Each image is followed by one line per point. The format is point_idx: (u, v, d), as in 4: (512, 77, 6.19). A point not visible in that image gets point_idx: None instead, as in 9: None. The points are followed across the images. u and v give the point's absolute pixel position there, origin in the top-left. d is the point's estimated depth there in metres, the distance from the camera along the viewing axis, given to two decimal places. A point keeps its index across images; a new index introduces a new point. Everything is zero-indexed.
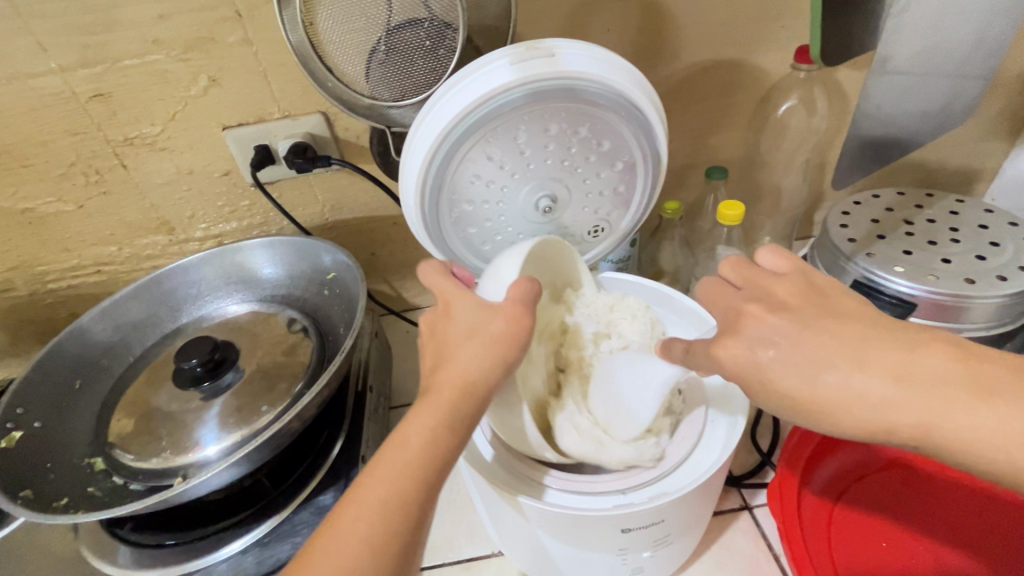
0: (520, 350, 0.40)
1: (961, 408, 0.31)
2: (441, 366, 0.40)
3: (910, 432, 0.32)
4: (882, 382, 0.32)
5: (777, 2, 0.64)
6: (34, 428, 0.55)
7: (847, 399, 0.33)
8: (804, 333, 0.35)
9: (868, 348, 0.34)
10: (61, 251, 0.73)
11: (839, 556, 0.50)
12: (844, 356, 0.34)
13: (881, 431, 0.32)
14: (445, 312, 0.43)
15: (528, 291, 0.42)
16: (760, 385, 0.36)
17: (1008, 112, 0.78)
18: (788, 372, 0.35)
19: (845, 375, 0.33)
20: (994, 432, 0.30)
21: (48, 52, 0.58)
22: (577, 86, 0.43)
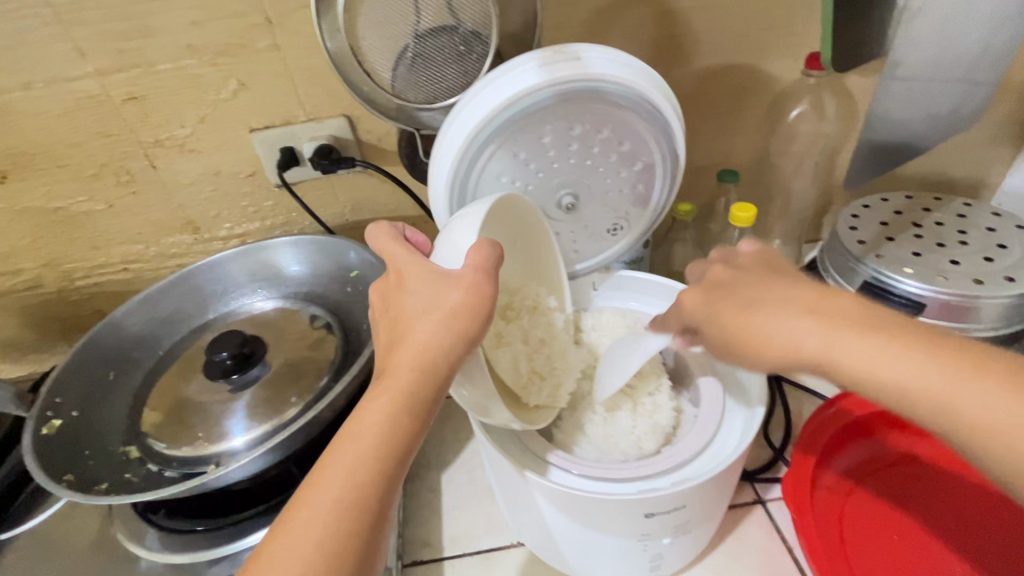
0: (481, 322, 0.38)
1: (856, 345, 0.34)
2: (398, 346, 0.39)
3: (814, 361, 0.36)
4: (799, 320, 0.37)
5: (789, 10, 0.65)
6: (71, 417, 0.57)
7: (765, 331, 0.39)
8: (748, 284, 0.42)
9: (795, 296, 0.39)
10: (90, 249, 0.75)
11: (851, 550, 0.51)
12: (770, 303, 0.39)
13: (789, 360, 0.37)
14: (399, 283, 0.41)
15: (489, 255, 0.39)
16: (710, 321, 0.43)
17: (1014, 117, 0.79)
18: (734, 310, 0.41)
19: (760, 314, 0.39)
20: (888, 367, 0.33)
21: (86, 57, 0.61)
22: (601, 87, 0.46)
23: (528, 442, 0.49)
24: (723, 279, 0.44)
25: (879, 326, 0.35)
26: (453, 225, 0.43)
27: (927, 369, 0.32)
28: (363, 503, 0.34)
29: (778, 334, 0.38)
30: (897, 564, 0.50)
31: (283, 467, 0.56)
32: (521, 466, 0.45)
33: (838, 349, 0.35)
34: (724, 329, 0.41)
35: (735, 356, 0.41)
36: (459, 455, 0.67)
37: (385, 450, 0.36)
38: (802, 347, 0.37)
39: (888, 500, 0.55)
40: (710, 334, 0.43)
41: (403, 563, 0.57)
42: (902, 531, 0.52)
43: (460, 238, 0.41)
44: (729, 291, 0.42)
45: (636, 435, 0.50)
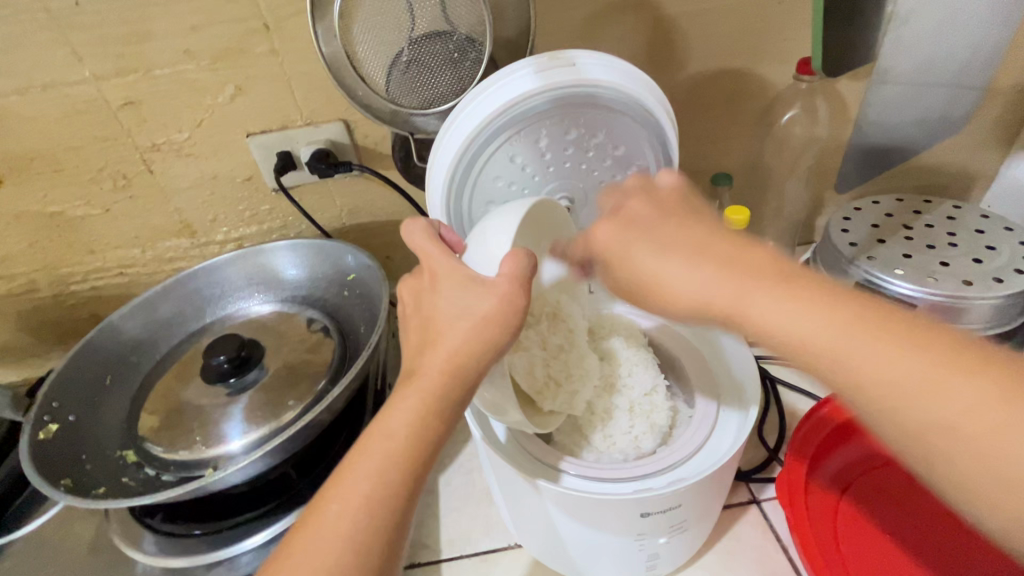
0: (512, 331, 0.38)
1: (770, 300, 0.33)
2: (429, 349, 0.39)
3: (722, 313, 0.34)
4: (708, 269, 0.35)
5: (780, 15, 0.66)
6: (68, 421, 0.57)
7: (667, 280, 0.36)
8: (662, 226, 0.39)
9: (712, 245, 0.36)
10: (87, 253, 0.75)
11: (846, 548, 0.52)
12: (683, 248, 0.37)
13: (698, 307, 0.35)
14: (432, 285, 0.41)
15: (524, 264, 0.39)
16: (614, 261, 0.40)
17: (1002, 121, 0.81)
18: (642, 250, 0.38)
19: (669, 260, 0.36)
20: (805, 326, 0.31)
21: (84, 61, 0.61)
22: (596, 92, 0.46)
23: (527, 445, 0.49)
24: (636, 219, 0.40)
25: (784, 282, 0.33)
26: (486, 230, 0.43)
27: (817, 318, 0.31)
28: (383, 499, 0.36)
29: (684, 283, 0.35)
30: (894, 567, 0.50)
31: (281, 470, 0.56)
32: (529, 474, 0.45)
33: (742, 299, 0.33)
34: (630, 272, 0.38)
35: (639, 301, 0.39)
36: (456, 458, 0.67)
37: (392, 450, 0.37)
38: (704, 298, 0.35)
39: (883, 500, 0.55)
40: (612, 276, 0.40)
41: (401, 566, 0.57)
42: (897, 532, 0.53)
43: (494, 246, 0.41)
44: (643, 230, 0.39)
45: (636, 441, 0.50)
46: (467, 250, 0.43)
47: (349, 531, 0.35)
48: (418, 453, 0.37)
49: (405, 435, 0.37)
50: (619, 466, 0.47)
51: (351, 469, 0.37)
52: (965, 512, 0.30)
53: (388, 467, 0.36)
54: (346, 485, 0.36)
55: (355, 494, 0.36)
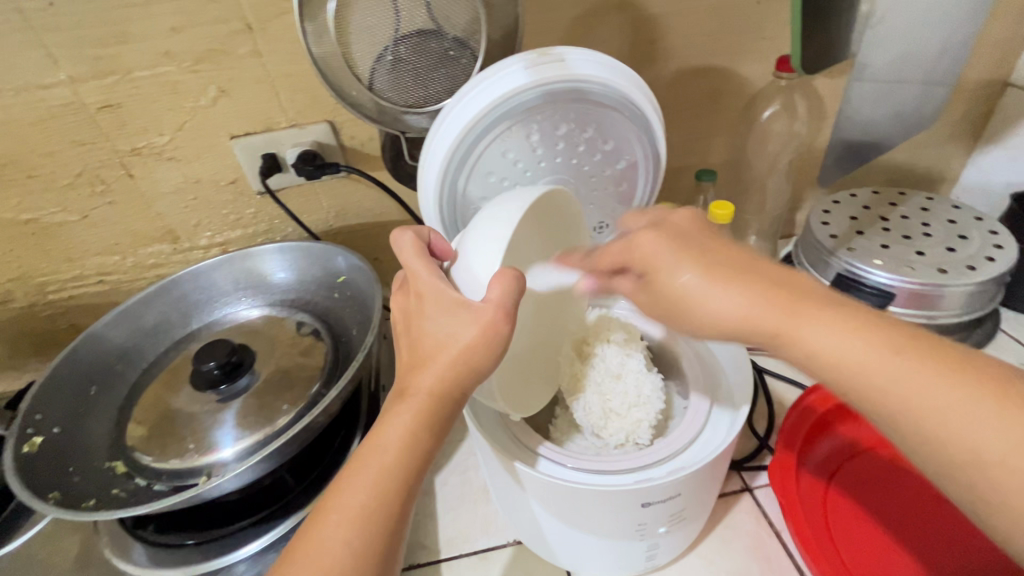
0: (498, 357, 0.39)
1: (821, 328, 0.34)
2: (418, 369, 0.39)
3: (767, 333, 0.36)
4: (746, 297, 0.37)
5: (759, 15, 0.68)
6: (54, 433, 0.55)
7: (711, 296, 0.38)
8: (704, 244, 0.41)
9: (759, 267, 0.39)
10: (64, 261, 0.73)
11: (835, 526, 0.54)
12: (721, 270, 0.39)
13: (740, 324, 0.37)
14: (420, 306, 0.41)
15: (512, 290, 0.38)
16: (657, 276, 0.41)
17: (968, 115, 0.84)
18: (688, 265, 0.39)
19: (719, 277, 0.38)
20: (862, 358, 0.33)
21: (58, 64, 0.59)
22: (584, 88, 0.47)
23: (521, 435, 0.51)
24: (681, 232, 0.43)
25: (831, 311, 0.35)
26: (473, 244, 0.41)
27: (859, 343, 0.33)
28: (384, 503, 0.36)
29: (719, 303, 0.38)
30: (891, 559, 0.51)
31: (276, 474, 0.56)
32: (508, 457, 0.46)
33: (794, 325, 0.35)
34: (673, 290, 0.40)
35: (676, 314, 0.40)
36: (452, 457, 0.67)
37: (393, 451, 0.37)
38: (752, 313, 0.36)
39: (871, 483, 0.57)
40: (649, 288, 0.42)
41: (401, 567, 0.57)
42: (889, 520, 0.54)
43: (479, 268, 0.40)
44: (688, 251, 0.40)
45: (634, 437, 0.51)
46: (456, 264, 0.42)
47: (352, 540, 0.35)
48: (416, 456, 0.38)
49: (396, 449, 0.37)
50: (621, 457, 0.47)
51: (350, 479, 0.37)
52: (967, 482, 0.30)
53: (392, 473, 0.37)
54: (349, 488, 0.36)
55: (357, 501, 0.36)
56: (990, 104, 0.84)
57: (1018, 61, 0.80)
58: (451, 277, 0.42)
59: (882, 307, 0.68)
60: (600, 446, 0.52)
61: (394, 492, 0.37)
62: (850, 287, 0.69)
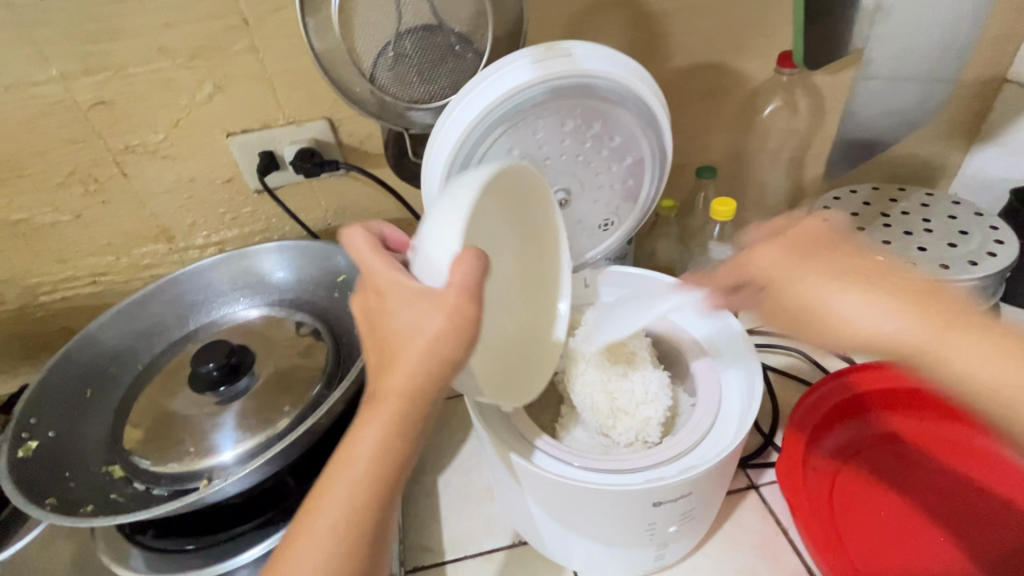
0: (470, 346, 0.36)
1: (968, 342, 0.36)
2: (385, 370, 0.37)
3: (891, 346, 0.38)
4: (886, 310, 0.39)
5: (761, 10, 0.68)
6: (48, 437, 0.54)
7: (835, 307, 0.41)
8: (831, 258, 0.44)
9: (887, 279, 0.41)
10: (55, 261, 0.71)
11: (843, 525, 0.54)
12: (855, 281, 0.41)
13: (867, 341, 0.39)
14: (381, 304, 0.38)
15: (474, 270, 0.36)
16: (779, 285, 0.45)
17: (966, 111, 0.84)
18: (813, 278, 0.43)
19: (845, 290, 0.41)
20: (995, 378, 0.35)
21: (49, 60, 0.58)
22: (590, 82, 0.46)
23: (522, 428, 0.50)
24: (807, 244, 0.45)
25: (980, 330, 0.36)
26: (431, 231, 0.40)
27: (985, 365, 0.35)
28: (363, 519, 0.36)
29: (858, 313, 0.40)
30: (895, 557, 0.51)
31: (278, 478, 0.55)
32: (505, 447, 0.47)
33: (931, 342, 0.37)
34: (800, 298, 0.43)
35: (799, 323, 0.44)
36: (454, 458, 0.66)
37: (376, 456, 0.36)
38: (882, 335, 0.38)
39: (876, 479, 0.57)
40: (770, 294, 0.46)
41: (406, 570, 0.56)
42: (893, 517, 0.54)
43: (438, 256, 0.38)
44: (817, 261, 0.43)
45: (642, 437, 0.51)
46: (414, 263, 0.40)
47: (336, 558, 0.35)
48: (390, 465, 0.36)
49: (368, 459, 0.36)
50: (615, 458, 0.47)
51: (326, 491, 0.36)
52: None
53: (369, 484, 0.36)
54: (328, 500, 0.36)
55: (337, 514, 0.35)
56: (988, 100, 0.84)
57: (1016, 56, 0.80)
58: (411, 274, 0.40)
59: None
60: (605, 444, 0.52)
61: (367, 505, 0.36)
62: None
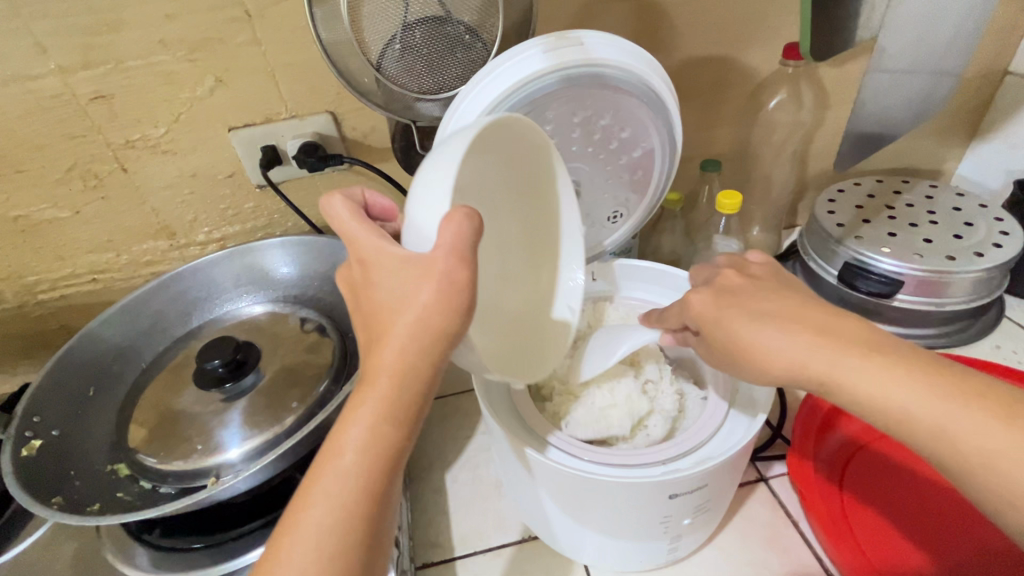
0: (465, 317, 0.35)
1: (868, 373, 0.34)
2: (378, 346, 0.36)
3: (817, 380, 0.36)
4: (808, 342, 0.37)
5: (767, 1, 0.67)
6: (52, 436, 0.53)
7: (762, 346, 0.38)
8: (755, 296, 0.41)
9: (804, 311, 0.39)
10: (54, 259, 0.70)
11: (855, 521, 0.53)
12: (777, 314, 0.39)
13: (794, 373, 0.37)
14: (366, 274, 0.37)
15: (464, 231, 0.35)
16: (714, 323, 0.42)
17: (969, 103, 0.85)
18: (738, 318, 0.40)
19: (767, 328, 0.38)
20: (908, 401, 0.33)
21: (48, 53, 0.57)
22: (603, 73, 0.46)
23: (529, 418, 0.50)
24: (731, 285, 0.43)
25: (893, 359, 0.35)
26: (421, 194, 0.39)
27: (900, 387, 0.34)
28: (355, 514, 0.34)
29: (780, 344, 0.37)
30: (912, 556, 0.50)
31: (286, 474, 0.54)
32: (517, 440, 0.46)
33: (842, 368, 0.35)
34: (730, 335, 0.40)
35: (729, 361, 0.41)
36: (461, 453, 0.66)
37: (372, 447, 0.35)
38: (803, 362, 0.36)
39: (884, 474, 0.57)
40: (706, 339, 0.43)
41: (415, 566, 0.55)
42: (905, 517, 0.53)
43: (430, 223, 0.37)
44: (737, 302, 0.41)
45: (647, 428, 0.51)
46: (405, 232, 0.39)
47: (327, 555, 0.33)
48: (382, 454, 0.35)
49: (358, 448, 0.34)
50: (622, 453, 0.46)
51: (316, 485, 0.34)
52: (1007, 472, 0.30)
53: (361, 474, 0.34)
54: (319, 495, 0.34)
55: (327, 507, 0.34)
56: (989, 92, 0.85)
57: (1017, 49, 0.80)
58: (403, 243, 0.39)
59: (890, 295, 0.68)
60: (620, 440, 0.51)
61: (356, 498, 0.34)
62: (857, 276, 0.69)
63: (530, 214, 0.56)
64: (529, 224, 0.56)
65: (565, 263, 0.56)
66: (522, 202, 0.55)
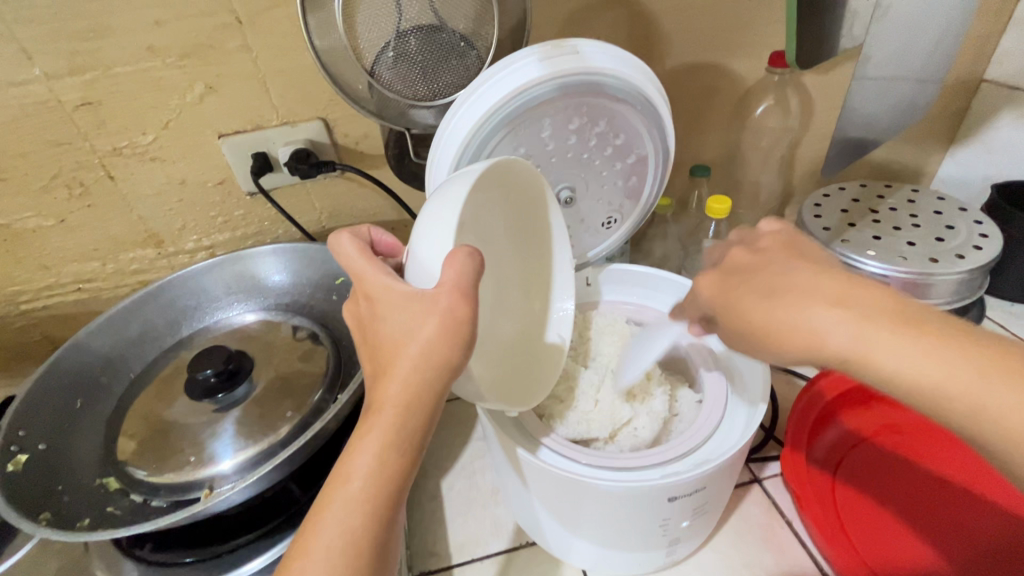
0: (468, 347, 0.36)
1: (895, 346, 0.32)
2: (383, 378, 0.36)
3: (843, 356, 0.34)
4: (833, 317, 0.34)
5: (753, 10, 0.69)
6: (39, 450, 0.52)
7: (771, 323, 0.36)
8: (769, 272, 0.39)
9: (825, 284, 0.36)
10: (38, 268, 0.68)
11: (847, 518, 0.54)
12: (797, 292, 0.36)
13: (816, 353, 0.35)
14: (373, 311, 0.38)
15: (468, 270, 0.36)
16: (728, 312, 0.40)
17: (947, 110, 0.87)
18: (752, 298, 0.38)
19: (791, 303, 0.36)
20: (933, 373, 0.31)
21: (32, 59, 0.56)
22: (599, 81, 0.46)
23: (527, 423, 0.50)
24: (741, 262, 0.41)
25: (924, 328, 0.33)
26: (427, 231, 0.40)
27: (927, 359, 0.32)
28: (365, 535, 0.34)
29: (807, 320, 0.35)
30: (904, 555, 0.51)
31: (281, 485, 0.54)
32: (514, 445, 0.46)
33: (869, 344, 0.33)
34: (749, 317, 0.38)
35: (748, 341, 0.39)
36: (457, 460, 0.65)
37: (381, 469, 0.35)
38: (826, 338, 0.34)
39: (876, 473, 0.57)
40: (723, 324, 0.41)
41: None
42: (898, 516, 0.54)
43: (434, 261, 0.38)
44: (746, 282, 0.39)
45: (632, 425, 0.52)
46: (409, 270, 0.40)
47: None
48: (389, 479, 0.35)
49: (365, 475, 0.35)
50: (622, 456, 0.46)
51: (326, 507, 0.34)
52: (1000, 458, 0.31)
53: (369, 499, 0.35)
54: (328, 521, 0.34)
55: (337, 531, 0.34)
56: (966, 100, 0.87)
57: (991, 58, 0.83)
58: (407, 279, 0.39)
59: None
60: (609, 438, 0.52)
61: (364, 525, 0.34)
62: None
63: (530, 231, 0.56)
64: (525, 247, 0.57)
65: (562, 288, 0.57)
66: (522, 221, 0.55)
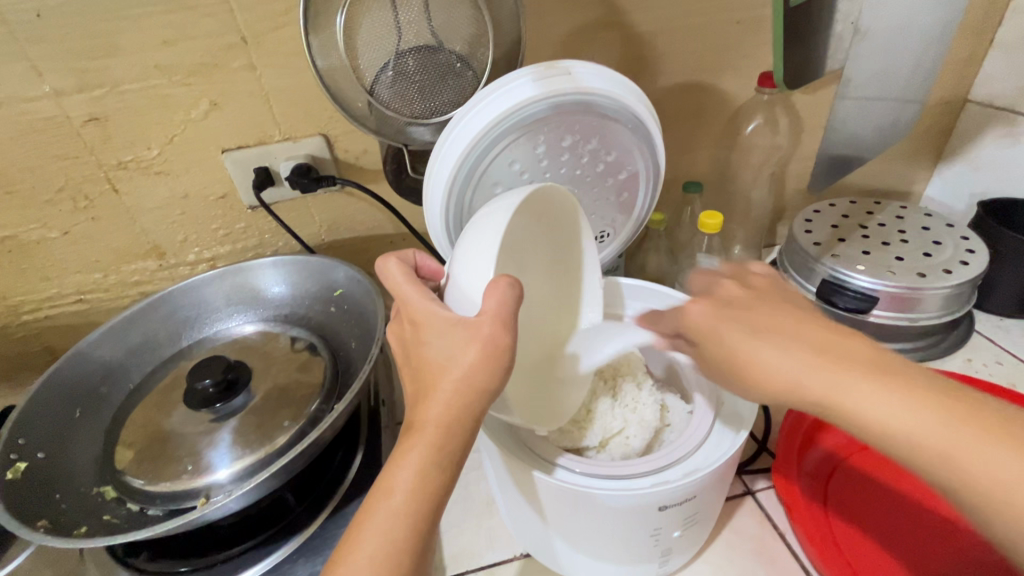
0: (504, 375, 0.37)
1: (872, 396, 0.35)
2: (425, 400, 0.37)
3: (823, 399, 0.36)
4: (809, 363, 0.37)
5: (742, 33, 0.71)
6: (37, 459, 0.52)
7: (762, 365, 0.39)
8: (755, 309, 0.41)
9: (802, 329, 0.39)
10: (40, 279, 0.69)
11: (837, 528, 0.55)
12: (775, 335, 0.39)
13: (794, 394, 0.37)
14: (417, 335, 0.39)
15: (509, 297, 0.36)
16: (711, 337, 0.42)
17: (933, 129, 0.90)
18: (736, 330, 0.41)
19: (767, 344, 0.39)
20: (896, 417, 0.34)
21: (43, 76, 0.57)
22: (590, 100, 0.48)
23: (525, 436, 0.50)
24: (735, 298, 0.43)
25: (904, 381, 0.35)
26: (467, 256, 0.40)
27: (913, 415, 0.34)
28: (402, 551, 0.35)
29: (780, 365, 0.38)
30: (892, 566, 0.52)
31: (276, 494, 0.54)
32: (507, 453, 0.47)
33: (844, 393, 0.35)
34: (729, 353, 0.41)
35: (727, 373, 0.41)
36: None
37: (415, 488, 0.36)
38: (804, 382, 0.37)
39: (868, 487, 0.58)
40: (702, 354, 0.44)
41: None
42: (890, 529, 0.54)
43: (475, 288, 0.39)
44: (737, 315, 0.41)
45: (625, 437, 0.52)
46: (448, 293, 0.41)
47: None
48: (425, 496, 0.36)
49: (406, 491, 0.36)
50: (618, 466, 0.47)
51: (365, 523, 0.35)
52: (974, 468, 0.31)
53: (408, 514, 0.35)
54: (365, 540, 0.35)
55: (376, 547, 0.34)
56: (951, 120, 0.90)
57: (973, 79, 0.86)
58: (445, 304, 0.40)
59: (867, 311, 0.71)
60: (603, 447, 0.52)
61: (405, 540, 0.35)
62: (835, 292, 0.71)
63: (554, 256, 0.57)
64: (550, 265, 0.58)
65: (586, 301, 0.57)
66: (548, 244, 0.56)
